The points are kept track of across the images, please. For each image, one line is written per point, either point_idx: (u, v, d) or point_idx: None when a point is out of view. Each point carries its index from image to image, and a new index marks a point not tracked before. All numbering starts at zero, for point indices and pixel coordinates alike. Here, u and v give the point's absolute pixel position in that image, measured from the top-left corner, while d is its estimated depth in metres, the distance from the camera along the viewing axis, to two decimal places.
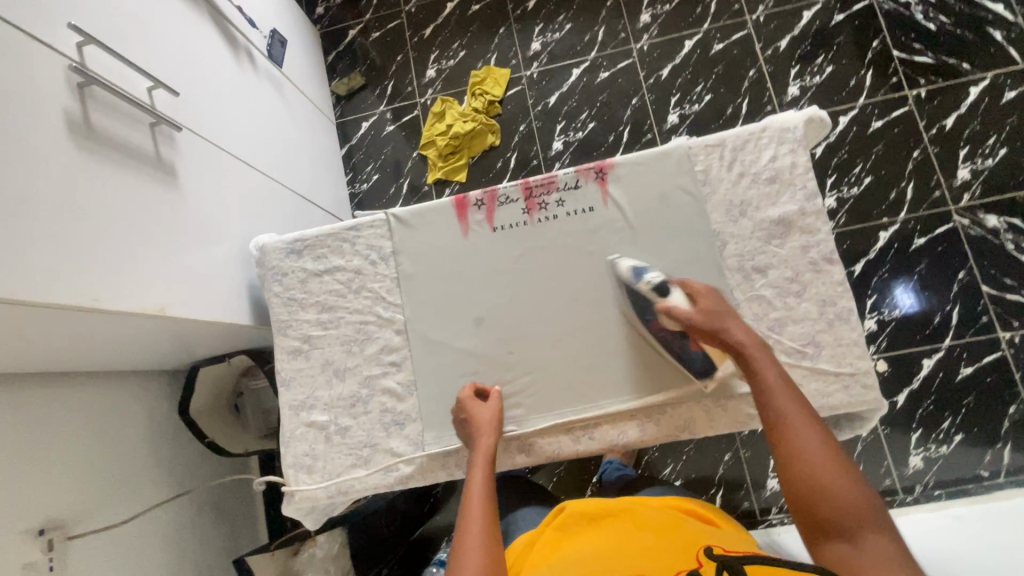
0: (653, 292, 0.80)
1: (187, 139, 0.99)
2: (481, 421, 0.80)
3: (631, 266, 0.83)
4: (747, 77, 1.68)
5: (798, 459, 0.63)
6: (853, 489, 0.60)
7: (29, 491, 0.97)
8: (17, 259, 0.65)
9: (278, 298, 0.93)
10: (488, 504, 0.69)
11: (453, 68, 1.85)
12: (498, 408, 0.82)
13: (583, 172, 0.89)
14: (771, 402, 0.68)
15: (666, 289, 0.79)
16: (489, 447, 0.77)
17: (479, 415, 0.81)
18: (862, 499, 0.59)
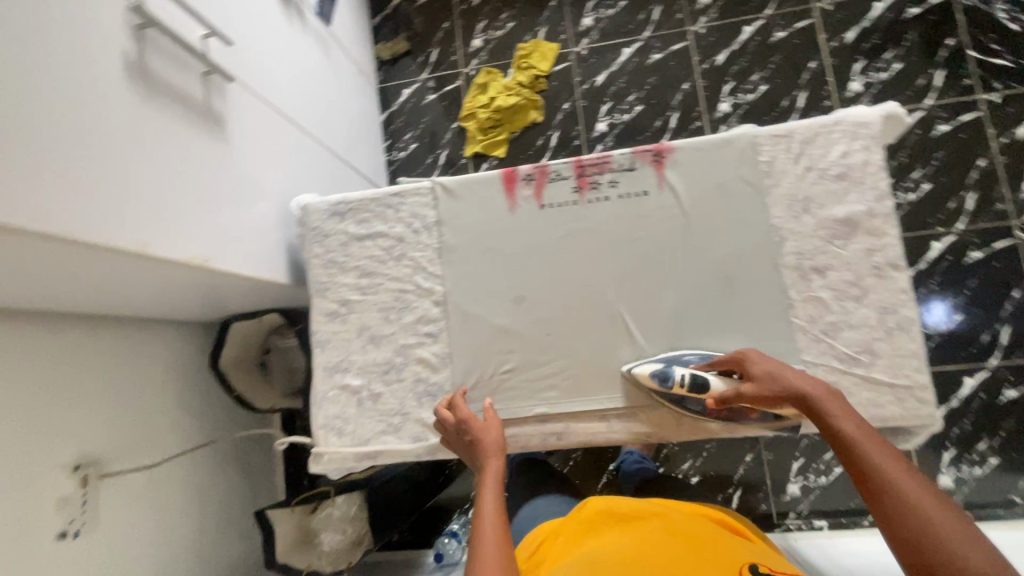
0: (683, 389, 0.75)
1: (236, 90, 0.97)
2: (484, 438, 0.78)
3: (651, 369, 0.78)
4: (808, 69, 1.60)
5: (879, 483, 0.60)
6: (942, 513, 0.57)
7: (65, 427, 1.00)
8: (74, 198, 0.65)
9: (318, 259, 0.93)
10: (500, 529, 0.69)
11: (500, 39, 1.80)
12: (499, 425, 0.80)
13: (639, 154, 0.85)
14: (833, 423, 0.66)
15: (701, 383, 0.75)
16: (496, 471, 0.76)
17: (485, 432, 0.78)
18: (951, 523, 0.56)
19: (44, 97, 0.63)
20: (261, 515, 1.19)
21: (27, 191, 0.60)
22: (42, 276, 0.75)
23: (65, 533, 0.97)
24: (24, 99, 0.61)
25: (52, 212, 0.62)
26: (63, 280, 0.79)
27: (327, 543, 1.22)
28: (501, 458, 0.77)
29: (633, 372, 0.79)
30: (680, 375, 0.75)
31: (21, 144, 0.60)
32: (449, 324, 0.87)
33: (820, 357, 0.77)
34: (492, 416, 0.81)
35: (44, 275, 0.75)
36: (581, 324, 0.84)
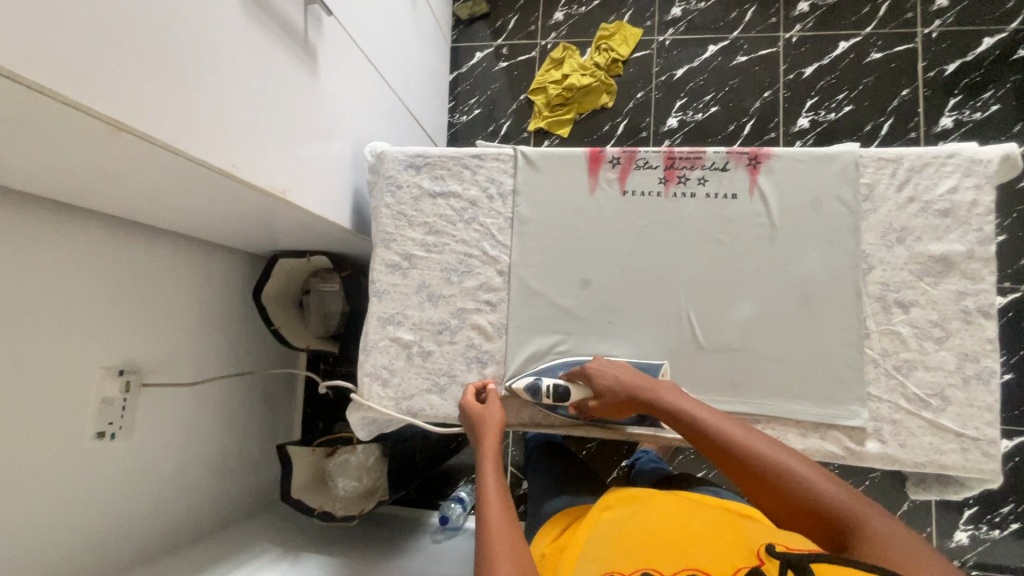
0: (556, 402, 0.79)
1: (331, 25, 0.96)
2: (486, 423, 0.77)
3: (526, 383, 0.81)
4: (899, 96, 1.54)
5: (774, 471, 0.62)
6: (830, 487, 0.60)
7: (114, 331, 1.02)
8: (174, 105, 0.66)
9: (387, 209, 0.92)
10: (505, 504, 0.66)
11: (582, 16, 1.75)
12: (501, 409, 0.79)
13: (735, 155, 0.83)
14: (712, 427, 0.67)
15: (563, 392, 0.78)
16: (496, 450, 0.74)
17: (486, 417, 0.77)
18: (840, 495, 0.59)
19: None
20: (282, 448, 1.22)
21: (134, 90, 0.61)
22: (128, 173, 0.77)
23: (103, 432, 0.99)
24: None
25: (153, 115, 0.63)
26: (144, 182, 0.81)
27: (343, 488, 1.23)
28: (500, 440, 0.75)
29: (511, 390, 0.82)
30: (546, 386, 0.79)
31: (135, 42, 0.61)
32: (510, 295, 0.86)
33: (888, 394, 0.74)
34: (495, 400, 0.80)
35: (130, 173, 0.77)
36: (643, 317, 0.82)
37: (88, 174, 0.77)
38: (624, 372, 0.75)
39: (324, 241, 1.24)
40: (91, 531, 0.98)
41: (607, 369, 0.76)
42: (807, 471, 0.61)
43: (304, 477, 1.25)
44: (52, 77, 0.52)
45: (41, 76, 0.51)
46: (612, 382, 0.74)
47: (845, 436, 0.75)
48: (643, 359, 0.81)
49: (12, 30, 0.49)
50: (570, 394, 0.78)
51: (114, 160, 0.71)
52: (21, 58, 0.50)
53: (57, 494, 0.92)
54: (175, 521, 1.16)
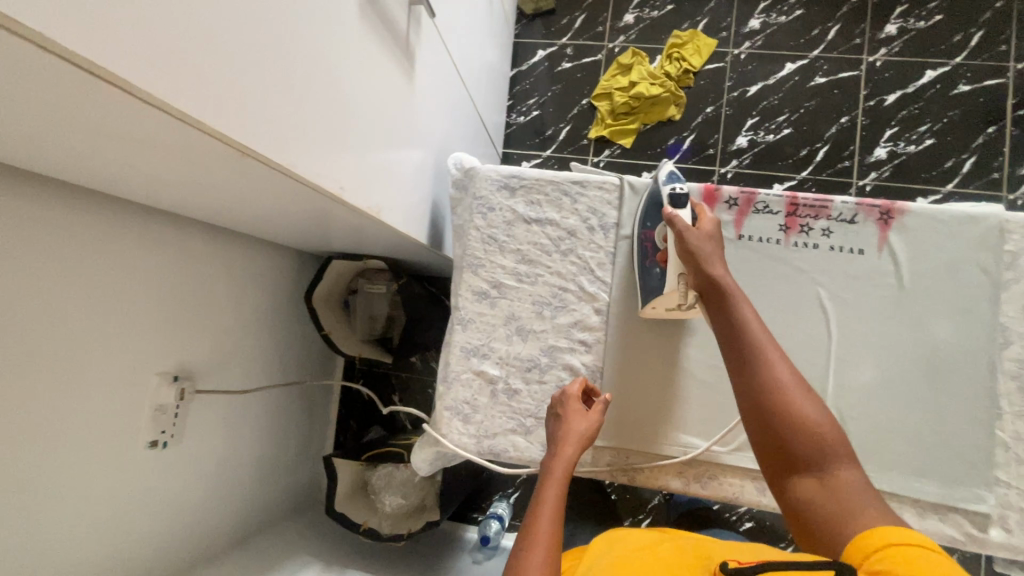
0: (666, 202, 0.74)
1: (430, 27, 0.88)
2: (569, 430, 0.69)
3: (667, 171, 0.77)
4: (985, 134, 1.47)
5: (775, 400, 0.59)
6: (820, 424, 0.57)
7: (170, 334, 0.97)
8: (294, 124, 0.62)
9: (477, 232, 0.86)
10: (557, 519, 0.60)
11: (654, 20, 1.66)
12: (596, 424, 0.71)
13: (865, 207, 0.77)
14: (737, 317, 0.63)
15: (681, 199, 0.73)
16: (571, 462, 0.66)
17: (573, 424, 0.70)
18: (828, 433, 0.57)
19: (293, 9, 0.59)
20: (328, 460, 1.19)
21: (260, 111, 0.56)
22: (221, 181, 0.72)
23: (156, 441, 0.94)
24: (278, 8, 0.57)
25: (276, 138, 0.59)
26: (232, 188, 0.76)
27: (389, 505, 1.20)
28: (579, 453, 0.68)
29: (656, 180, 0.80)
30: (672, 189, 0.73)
31: (264, 58, 0.56)
32: (608, 336, 0.81)
33: (1017, 480, 0.70)
34: (594, 412, 0.72)
35: (223, 181, 0.72)
36: None
37: (175, 179, 0.72)
38: (716, 250, 0.68)
39: (385, 247, 1.17)
40: (139, 540, 0.94)
41: (707, 240, 0.69)
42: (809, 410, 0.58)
43: (346, 489, 1.23)
44: (189, 102, 0.48)
45: (178, 100, 0.46)
46: (702, 248, 0.68)
47: (966, 520, 0.70)
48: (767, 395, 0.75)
49: (154, 48, 0.44)
50: (679, 209, 0.72)
51: (216, 170, 0.67)
52: (162, 83, 0.45)
53: (107, 504, 0.87)
54: (216, 528, 1.12)
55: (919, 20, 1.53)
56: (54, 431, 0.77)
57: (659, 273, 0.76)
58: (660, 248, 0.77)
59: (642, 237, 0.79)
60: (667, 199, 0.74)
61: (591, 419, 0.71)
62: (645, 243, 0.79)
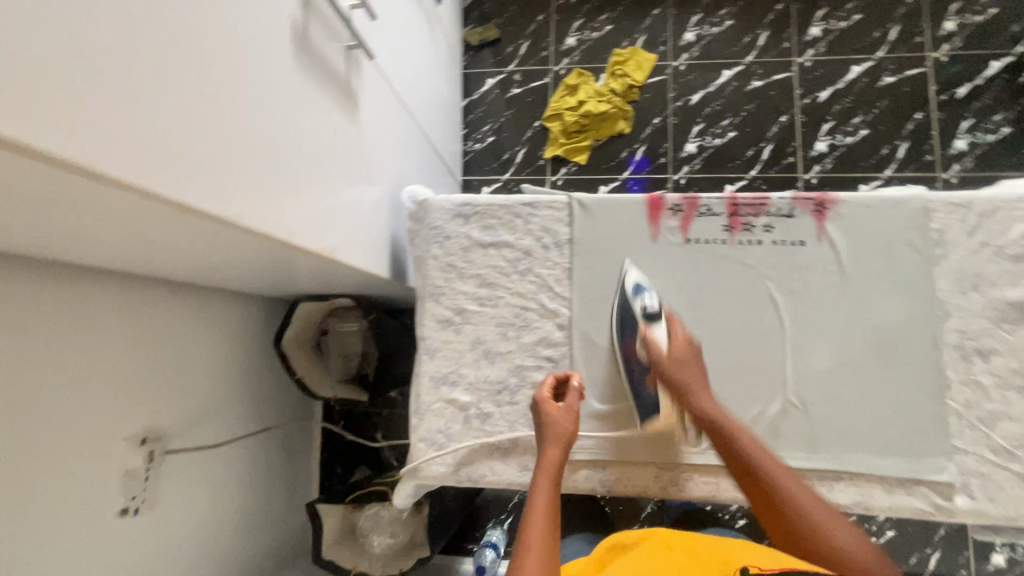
0: (640, 320, 0.78)
1: (371, 66, 0.90)
2: (551, 428, 0.72)
3: (634, 281, 0.81)
4: (914, 119, 1.56)
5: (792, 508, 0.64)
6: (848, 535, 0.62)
7: (135, 398, 0.95)
8: (232, 174, 0.61)
9: (436, 261, 0.87)
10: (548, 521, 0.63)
11: (595, 41, 1.73)
12: (575, 417, 0.73)
13: (800, 201, 0.81)
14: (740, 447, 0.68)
15: (656, 316, 0.77)
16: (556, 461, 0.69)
17: (555, 422, 0.72)
18: (857, 545, 0.61)
19: (220, 62, 0.59)
20: (312, 506, 1.17)
21: (195, 166, 0.56)
22: (169, 239, 0.71)
23: (127, 509, 0.92)
24: (204, 63, 0.57)
25: (214, 190, 0.58)
26: (181, 245, 0.75)
27: (378, 546, 1.16)
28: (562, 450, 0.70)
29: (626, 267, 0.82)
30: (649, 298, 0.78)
31: (194, 113, 0.56)
32: (574, 351, 0.82)
33: (973, 446, 0.73)
34: (571, 405, 0.74)
35: (170, 238, 0.71)
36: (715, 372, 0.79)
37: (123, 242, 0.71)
38: (701, 383, 0.74)
39: (351, 285, 1.18)
40: None
41: (688, 367, 0.74)
42: (834, 528, 0.63)
43: (333, 534, 1.20)
44: (123, 166, 0.48)
45: (110, 166, 0.47)
46: (688, 377, 0.73)
47: (932, 491, 0.73)
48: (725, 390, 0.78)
49: (72, 116, 0.43)
50: (654, 325, 0.77)
51: (158, 228, 0.65)
52: (77, 147, 0.44)
53: None
54: None
55: (840, 21, 1.63)
56: (17, 510, 0.75)
57: (652, 394, 0.78)
58: (646, 367, 0.78)
59: (624, 351, 0.80)
60: (641, 314, 0.78)
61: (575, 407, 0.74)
62: (631, 361, 0.80)
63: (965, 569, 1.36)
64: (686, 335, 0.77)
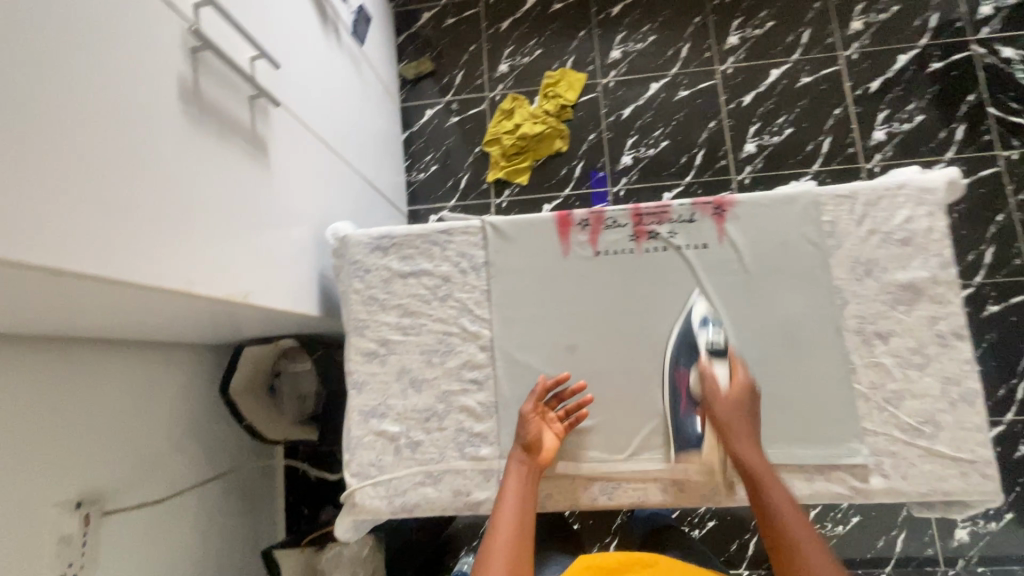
0: (704, 353, 0.79)
1: (279, 113, 0.93)
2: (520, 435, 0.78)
3: (701, 313, 0.81)
4: (833, 115, 1.63)
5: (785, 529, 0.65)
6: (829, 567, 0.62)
7: (68, 462, 0.93)
8: (118, 232, 0.61)
9: (358, 295, 0.88)
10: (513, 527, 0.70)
11: (526, 66, 1.79)
12: (539, 423, 0.78)
13: (700, 206, 0.84)
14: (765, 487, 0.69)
15: (721, 352, 0.78)
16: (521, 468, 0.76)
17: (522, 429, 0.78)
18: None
19: (99, 123, 0.59)
20: (267, 553, 1.15)
21: (73, 228, 0.55)
22: (66, 304, 0.69)
23: None
24: (80, 126, 0.57)
25: (101, 251, 0.58)
26: (83, 308, 0.73)
27: None
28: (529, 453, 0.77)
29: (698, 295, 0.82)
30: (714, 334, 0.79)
31: (70, 176, 0.55)
32: (497, 371, 0.84)
33: (882, 427, 0.75)
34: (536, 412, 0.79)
35: (68, 304, 0.69)
36: (634, 379, 0.81)
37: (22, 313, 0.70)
38: (751, 434, 0.74)
39: (291, 326, 1.18)
40: None
41: (737, 414, 0.75)
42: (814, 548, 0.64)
43: None
44: None
45: None
46: (734, 421, 0.74)
47: (846, 475, 0.75)
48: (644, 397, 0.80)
49: None
50: (716, 361, 0.78)
51: (46, 295, 0.63)
52: None
53: None
54: None
55: (755, 29, 1.71)
56: None
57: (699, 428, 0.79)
58: (697, 400, 0.79)
59: (675, 378, 0.80)
60: (706, 347, 0.79)
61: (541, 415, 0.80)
62: (678, 388, 0.80)
63: (931, 548, 1.38)
64: (747, 382, 0.77)
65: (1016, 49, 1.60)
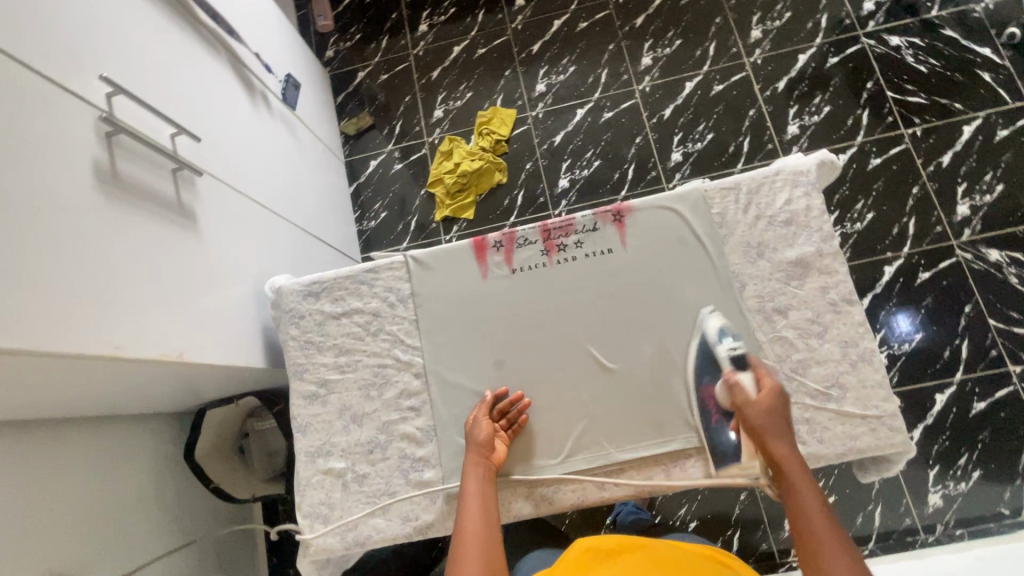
0: (726, 366, 0.81)
1: (205, 182, 1.00)
2: (472, 437, 0.81)
3: (717, 326, 0.83)
4: (748, 117, 1.74)
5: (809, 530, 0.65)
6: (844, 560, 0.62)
7: (30, 545, 0.93)
8: (32, 304, 0.64)
9: (294, 340, 0.92)
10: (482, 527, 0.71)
11: (459, 109, 1.89)
12: (489, 424, 0.82)
13: (601, 215, 0.90)
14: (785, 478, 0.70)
15: (744, 363, 0.80)
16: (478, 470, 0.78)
17: (474, 433, 0.81)
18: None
19: (11, 208, 0.64)
20: None
21: None
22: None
23: None
24: None
25: (18, 327, 0.62)
26: (19, 392, 0.75)
27: None
28: (483, 452, 0.80)
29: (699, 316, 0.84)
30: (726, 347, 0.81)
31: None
32: (432, 395, 0.87)
33: (794, 396, 0.80)
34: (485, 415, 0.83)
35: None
36: (561, 384, 0.86)
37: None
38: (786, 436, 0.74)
39: (247, 382, 1.21)
40: None
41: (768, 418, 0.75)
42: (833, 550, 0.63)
43: None
44: None
45: None
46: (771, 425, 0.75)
47: None
48: (573, 400, 0.85)
49: None
50: (739, 371, 0.80)
51: None
52: None
53: None
54: None
55: (665, 48, 1.84)
56: None
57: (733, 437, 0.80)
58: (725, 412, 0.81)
59: (703, 348, 0.83)
60: (726, 359, 0.81)
61: (495, 425, 0.83)
62: (707, 404, 0.82)
63: (908, 517, 1.39)
64: (774, 385, 0.77)
65: (902, 37, 1.74)
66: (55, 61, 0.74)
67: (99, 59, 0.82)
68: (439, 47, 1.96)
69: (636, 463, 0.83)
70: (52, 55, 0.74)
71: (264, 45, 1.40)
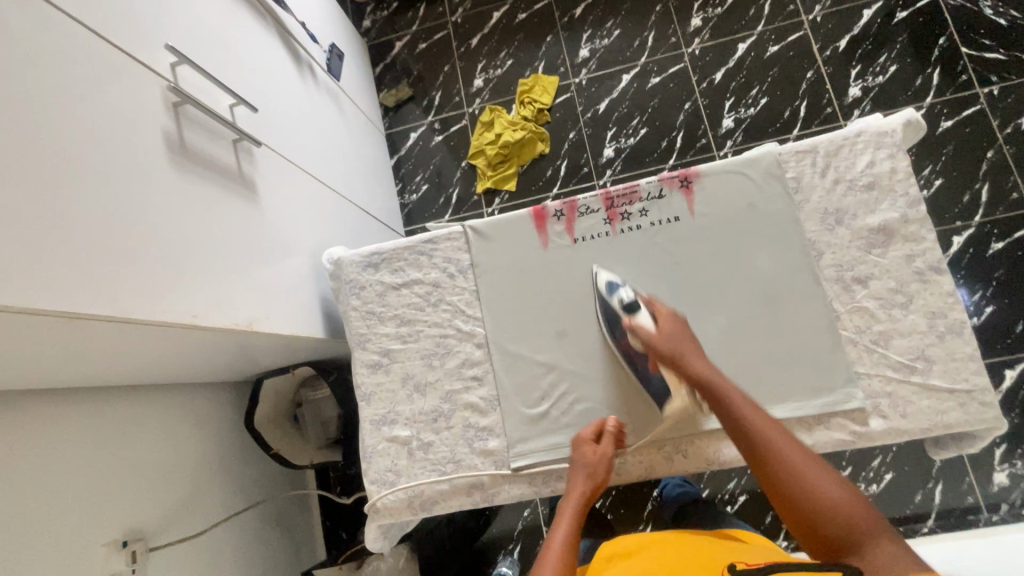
0: (620, 312, 0.81)
1: (263, 153, 1.00)
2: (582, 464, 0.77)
3: (606, 281, 0.84)
4: (806, 79, 1.64)
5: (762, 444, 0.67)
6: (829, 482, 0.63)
7: (112, 503, 0.99)
8: (113, 272, 0.66)
9: (356, 311, 0.93)
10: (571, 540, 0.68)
11: (499, 77, 1.85)
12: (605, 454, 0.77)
13: (666, 181, 0.87)
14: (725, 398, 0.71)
15: (634, 305, 0.81)
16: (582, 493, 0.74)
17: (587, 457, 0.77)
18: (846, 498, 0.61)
19: (89, 179, 0.65)
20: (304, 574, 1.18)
21: (72, 275, 0.61)
22: (81, 353, 0.74)
23: None
24: (74, 185, 0.63)
25: (102, 296, 0.64)
26: (102, 357, 0.79)
27: None
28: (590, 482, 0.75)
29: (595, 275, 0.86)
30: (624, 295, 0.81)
31: (64, 227, 0.61)
32: (494, 365, 0.87)
33: (874, 368, 0.77)
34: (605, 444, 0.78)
35: (85, 352, 0.74)
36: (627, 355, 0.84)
37: (40, 368, 0.74)
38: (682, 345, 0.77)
39: (304, 353, 1.23)
40: None
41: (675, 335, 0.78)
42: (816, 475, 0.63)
43: None
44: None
45: None
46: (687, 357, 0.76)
47: (845, 420, 0.77)
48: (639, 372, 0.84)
49: None
50: (637, 314, 0.80)
51: (61, 346, 0.69)
52: None
53: None
54: None
55: (716, 8, 1.74)
56: None
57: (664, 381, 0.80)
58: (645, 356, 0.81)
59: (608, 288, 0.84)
60: (621, 309, 0.81)
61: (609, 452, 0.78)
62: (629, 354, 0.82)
63: (971, 496, 1.34)
64: (668, 310, 0.81)
65: None
66: (123, 30, 0.74)
67: (163, 28, 0.82)
68: (478, 13, 1.90)
69: (705, 435, 0.81)
70: (119, 23, 0.74)
71: (308, 13, 1.37)
